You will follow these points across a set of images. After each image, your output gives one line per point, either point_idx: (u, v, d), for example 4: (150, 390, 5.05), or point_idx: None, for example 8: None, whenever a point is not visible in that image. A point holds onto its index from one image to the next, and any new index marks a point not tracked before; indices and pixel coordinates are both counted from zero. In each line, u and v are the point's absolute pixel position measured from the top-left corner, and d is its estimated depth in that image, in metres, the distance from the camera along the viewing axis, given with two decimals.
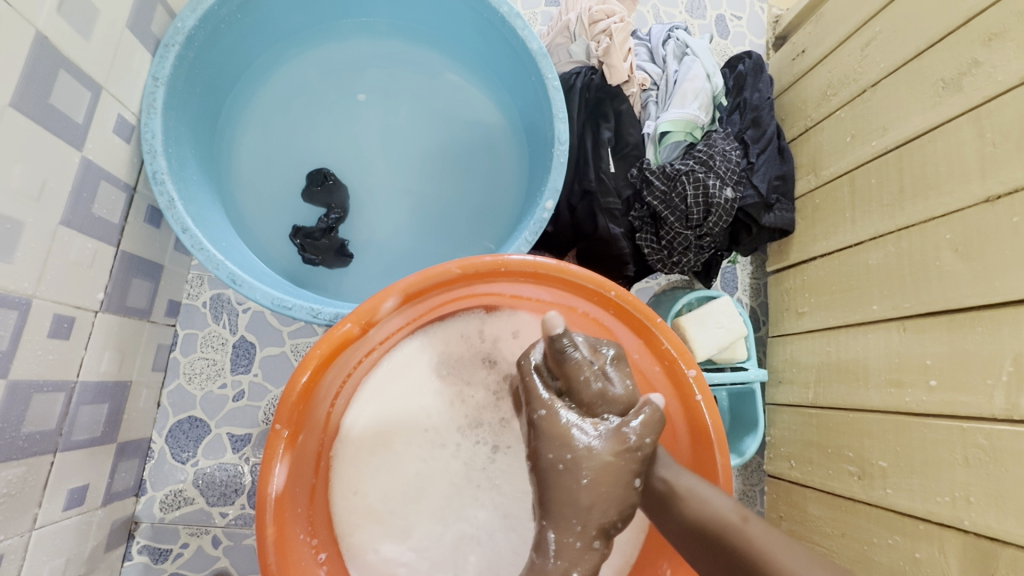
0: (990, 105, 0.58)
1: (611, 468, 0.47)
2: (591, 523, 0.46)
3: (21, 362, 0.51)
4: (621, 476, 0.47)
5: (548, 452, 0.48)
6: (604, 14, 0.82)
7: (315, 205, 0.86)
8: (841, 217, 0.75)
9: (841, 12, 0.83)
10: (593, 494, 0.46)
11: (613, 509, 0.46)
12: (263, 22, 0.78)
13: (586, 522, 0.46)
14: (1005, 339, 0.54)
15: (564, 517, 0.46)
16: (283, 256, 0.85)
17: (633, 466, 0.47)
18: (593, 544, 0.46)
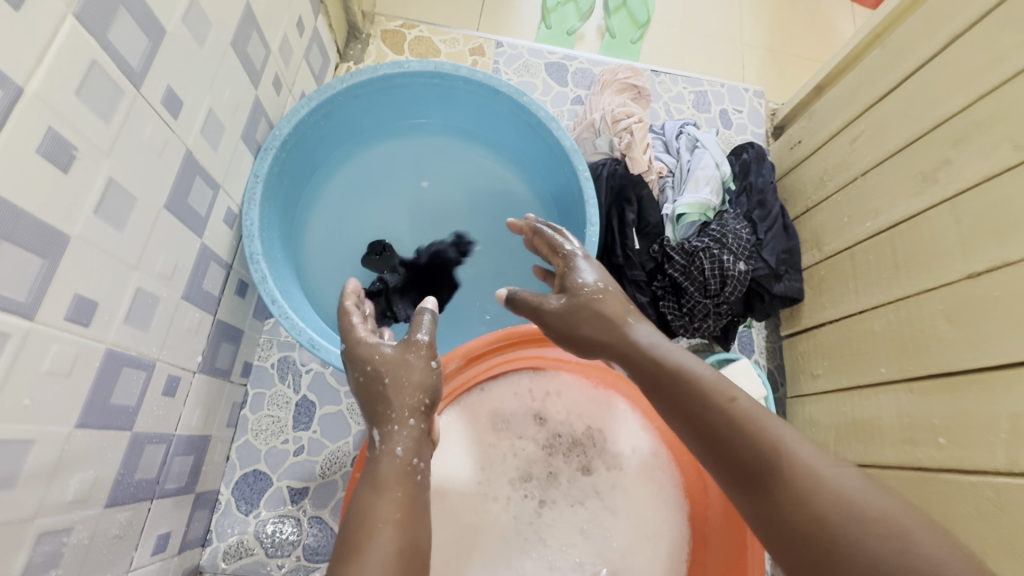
0: (962, 196, 0.66)
1: (408, 362, 0.53)
2: (403, 402, 0.51)
3: (142, 417, 0.60)
4: (412, 367, 0.53)
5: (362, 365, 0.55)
6: (625, 114, 0.98)
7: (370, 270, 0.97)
8: (846, 288, 0.84)
9: (832, 111, 0.97)
10: (397, 387, 0.51)
11: (424, 391, 0.52)
12: (341, 126, 0.93)
13: (396, 405, 0.50)
14: (1001, 399, 0.58)
15: (380, 412, 0.50)
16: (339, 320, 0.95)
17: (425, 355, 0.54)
18: (410, 420, 0.50)
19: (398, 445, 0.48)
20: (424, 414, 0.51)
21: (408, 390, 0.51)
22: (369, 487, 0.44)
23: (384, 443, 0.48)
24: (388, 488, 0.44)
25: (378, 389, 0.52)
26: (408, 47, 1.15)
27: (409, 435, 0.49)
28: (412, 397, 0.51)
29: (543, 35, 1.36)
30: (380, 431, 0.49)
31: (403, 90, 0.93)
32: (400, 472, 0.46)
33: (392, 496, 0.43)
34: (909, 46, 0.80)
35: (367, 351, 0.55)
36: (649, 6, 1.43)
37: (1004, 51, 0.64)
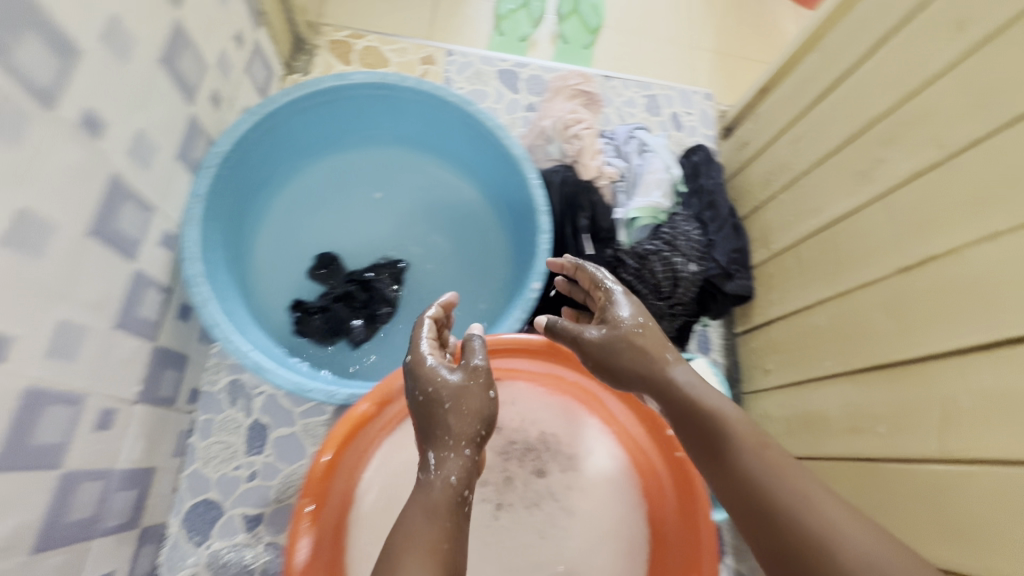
0: (891, 194, 0.69)
1: (469, 388, 0.51)
2: (461, 432, 0.49)
3: (72, 454, 0.57)
4: (475, 394, 0.51)
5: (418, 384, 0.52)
6: (575, 121, 0.99)
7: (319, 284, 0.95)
8: (791, 285, 0.86)
9: (775, 113, 0.99)
10: (459, 414, 0.49)
11: (478, 419, 0.50)
12: (287, 141, 0.91)
13: (456, 434, 0.48)
14: (931, 388, 0.60)
15: (437, 436, 0.49)
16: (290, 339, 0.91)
17: (483, 382, 0.52)
18: (464, 451, 0.48)
19: (453, 473, 0.47)
20: (476, 442, 0.50)
21: (471, 417, 0.49)
22: (422, 513, 0.44)
23: (439, 468, 0.47)
24: (435, 515, 0.44)
25: (435, 411, 0.50)
26: (356, 57, 1.13)
27: (463, 463, 0.48)
28: (470, 426, 0.49)
29: (495, 42, 1.35)
30: (437, 455, 0.48)
31: (350, 102, 0.92)
32: (452, 503, 0.45)
33: (443, 525, 0.44)
34: (839, 50, 0.83)
35: (431, 370, 0.52)
36: (599, 12, 1.44)
37: (922, 54, 0.67)
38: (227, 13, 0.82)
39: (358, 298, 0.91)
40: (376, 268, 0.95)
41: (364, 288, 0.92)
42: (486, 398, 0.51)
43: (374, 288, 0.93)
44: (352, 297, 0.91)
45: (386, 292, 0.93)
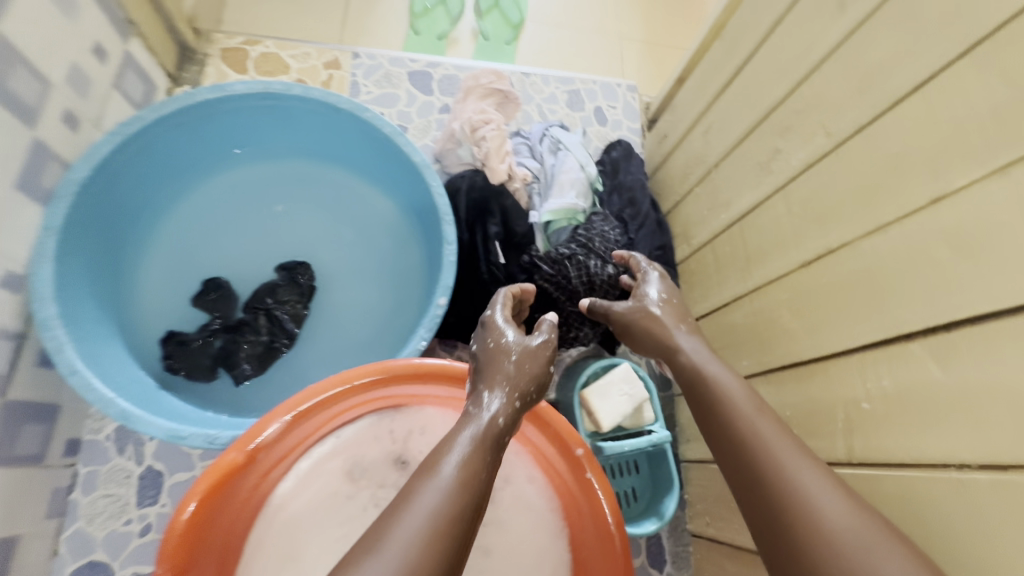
0: (792, 184, 0.66)
1: (534, 351, 0.59)
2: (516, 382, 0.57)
3: None
4: (540, 357, 0.59)
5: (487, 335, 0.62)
6: (483, 122, 0.93)
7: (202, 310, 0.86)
8: (711, 281, 0.83)
9: (689, 103, 0.96)
10: (518, 366, 0.57)
11: (534, 379, 0.58)
12: (164, 160, 0.83)
13: (513, 383, 0.56)
14: (836, 388, 0.57)
15: (495, 377, 0.57)
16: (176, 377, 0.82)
17: (547, 354, 0.61)
18: (513, 405, 0.55)
19: (501, 414, 0.54)
20: (527, 398, 0.57)
21: (528, 375, 0.57)
22: (469, 438, 0.51)
23: (488, 409, 0.54)
24: (479, 443, 0.50)
25: (498, 362, 0.58)
26: (253, 64, 1.06)
27: (512, 411, 0.55)
28: (526, 384, 0.57)
29: (411, 41, 1.29)
30: (493, 394, 0.55)
31: (234, 114, 0.85)
32: (495, 439, 0.52)
33: (484, 454, 0.50)
34: (740, 35, 0.80)
35: (501, 329, 0.62)
36: (520, 6, 1.39)
37: (811, 36, 0.64)
38: (78, 25, 0.74)
39: (258, 333, 0.84)
40: (276, 294, 0.87)
41: (268, 320, 0.85)
42: (546, 367, 0.60)
43: (277, 320, 0.85)
44: (253, 332, 0.84)
45: (285, 317, 0.85)
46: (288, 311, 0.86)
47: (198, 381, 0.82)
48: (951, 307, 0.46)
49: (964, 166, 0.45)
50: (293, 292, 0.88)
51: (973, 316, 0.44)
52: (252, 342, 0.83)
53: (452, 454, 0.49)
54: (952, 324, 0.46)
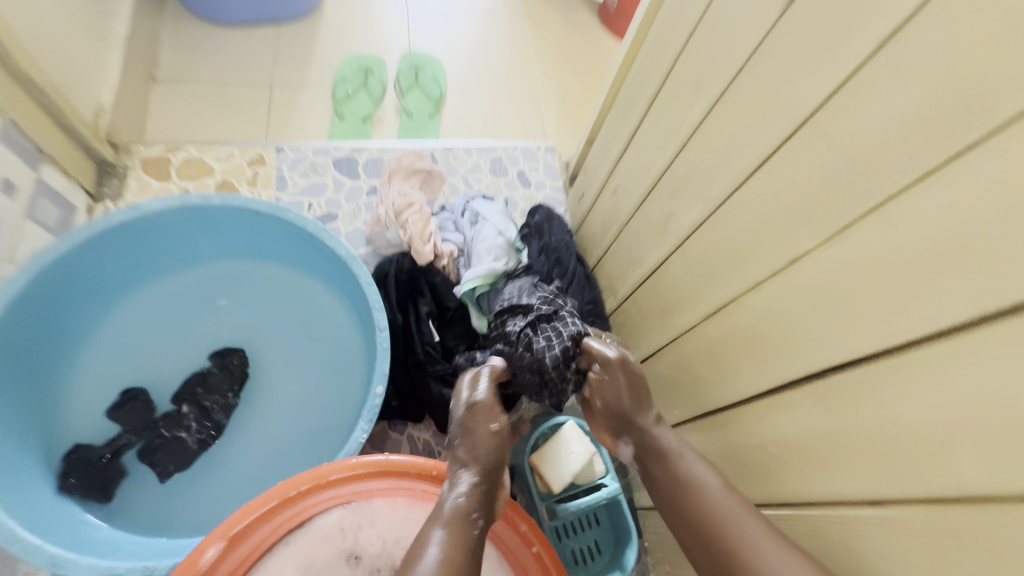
0: (685, 244, 0.72)
1: (483, 423, 0.63)
2: (471, 456, 0.60)
3: None
4: (486, 427, 0.62)
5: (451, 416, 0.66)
6: (406, 204, 0.98)
7: (114, 422, 0.83)
8: (638, 333, 0.88)
9: (597, 165, 1.04)
10: (473, 442, 0.61)
11: (491, 451, 0.61)
12: (80, 282, 0.82)
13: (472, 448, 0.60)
14: (748, 433, 0.62)
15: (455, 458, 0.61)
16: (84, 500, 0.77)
17: (495, 421, 0.64)
18: (472, 480, 0.57)
19: (461, 494, 0.56)
20: (489, 471, 0.59)
21: (478, 451, 0.60)
22: (438, 526, 0.52)
23: (450, 492, 0.56)
24: (453, 529, 0.52)
25: (477, 441, 0.61)
26: (175, 170, 1.08)
27: (473, 489, 0.56)
28: (479, 456, 0.60)
29: (336, 127, 1.33)
30: (475, 479, 0.57)
31: (153, 230, 0.86)
32: (462, 518, 0.53)
33: (462, 541, 0.51)
34: (626, 109, 0.88)
35: (461, 406, 0.66)
36: (440, 81, 1.46)
37: (677, 113, 0.72)
38: None
39: (184, 429, 0.83)
40: (206, 383, 0.87)
41: (196, 413, 0.84)
42: (491, 433, 0.62)
43: (205, 411, 0.85)
44: (181, 429, 0.83)
45: (213, 405, 0.85)
46: (217, 401, 0.85)
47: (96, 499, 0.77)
48: (819, 356, 0.51)
49: (806, 231, 0.51)
50: (223, 380, 0.87)
51: (837, 366, 0.49)
52: (177, 442, 0.82)
53: (433, 546, 0.49)
54: (822, 372, 0.51)
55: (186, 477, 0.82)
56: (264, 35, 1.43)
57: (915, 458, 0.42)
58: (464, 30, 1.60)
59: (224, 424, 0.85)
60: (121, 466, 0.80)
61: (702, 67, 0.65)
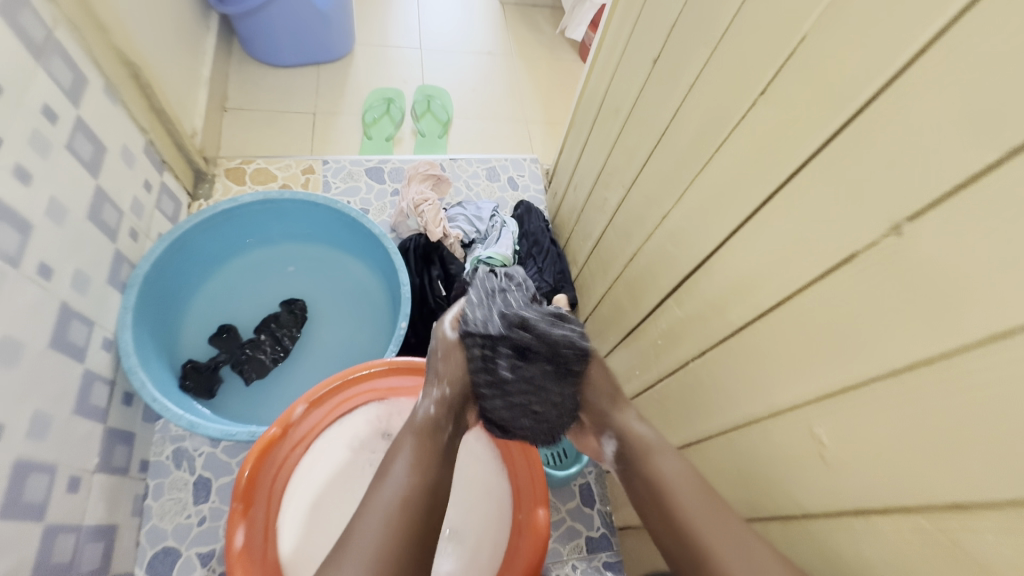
0: (616, 218, 1.04)
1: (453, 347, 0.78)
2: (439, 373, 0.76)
3: (56, 508, 0.80)
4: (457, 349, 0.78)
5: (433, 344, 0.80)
6: (423, 200, 1.31)
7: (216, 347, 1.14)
8: (591, 288, 1.20)
9: (565, 169, 1.37)
10: (441, 364, 0.77)
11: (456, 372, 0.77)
12: (194, 254, 1.15)
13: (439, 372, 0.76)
14: (648, 337, 0.94)
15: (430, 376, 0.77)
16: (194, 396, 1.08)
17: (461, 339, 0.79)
18: (436, 392, 0.75)
19: (428, 402, 0.74)
20: (451, 383, 0.76)
21: (446, 367, 0.76)
22: (408, 435, 0.71)
23: (421, 402, 0.74)
24: (422, 438, 0.70)
25: (451, 363, 0.77)
26: (249, 177, 1.44)
27: (435, 399, 0.74)
28: (444, 375, 0.76)
29: (365, 145, 1.68)
30: (445, 391, 0.75)
31: (243, 217, 1.19)
32: (427, 425, 0.72)
33: (425, 454, 0.69)
34: (580, 127, 1.22)
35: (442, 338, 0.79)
36: (447, 108, 1.82)
37: (609, 129, 1.05)
38: (134, 169, 1.09)
39: (263, 352, 1.14)
40: (278, 321, 1.18)
41: (271, 342, 1.16)
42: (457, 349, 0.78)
43: (278, 341, 1.16)
44: (260, 352, 1.14)
45: (284, 338, 1.17)
46: (287, 334, 1.17)
47: (203, 396, 1.08)
48: (678, 274, 0.83)
49: (671, 199, 0.84)
50: (290, 319, 1.19)
51: (686, 277, 0.81)
52: (259, 361, 1.13)
53: (400, 457, 0.68)
54: (680, 283, 0.83)
55: (265, 390, 1.15)
56: (308, 73, 1.80)
57: (715, 319, 0.74)
58: (467, 67, 1.97)
59: (289, 351, 1.18)
60: (218, 377, 1.11)
61: (620, 97, 0.99)
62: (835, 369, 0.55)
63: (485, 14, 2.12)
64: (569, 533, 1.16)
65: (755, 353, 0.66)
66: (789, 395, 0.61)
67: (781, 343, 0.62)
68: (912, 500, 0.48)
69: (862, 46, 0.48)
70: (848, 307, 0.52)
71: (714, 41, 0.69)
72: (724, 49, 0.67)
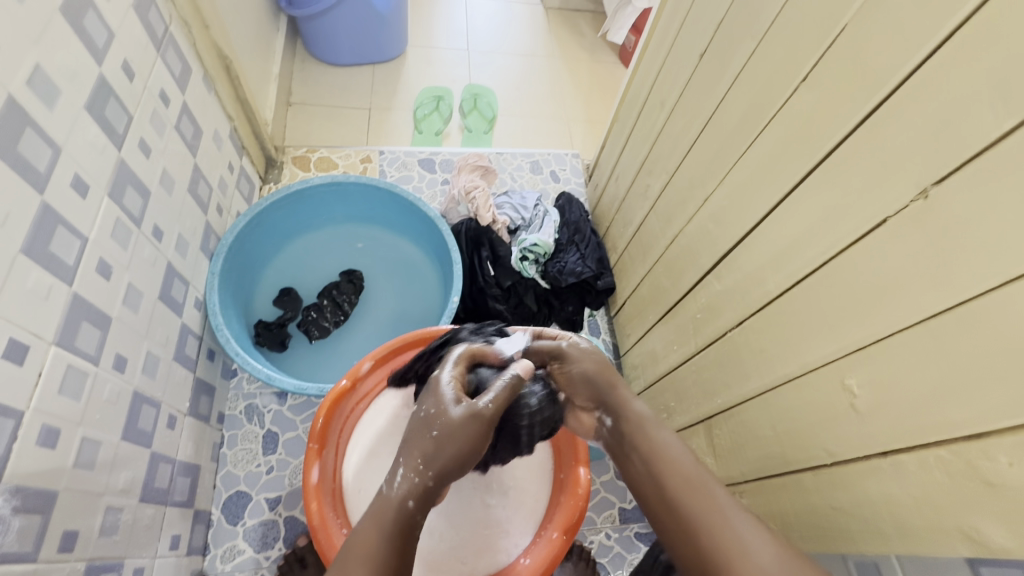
0: (658, 203, 1.12)
1: (459, 426, 0.64)
2: (426, 456, 0.63)
3: (159, 440, 0.92)
4: (460, 434, 0.64)
5: (433, 417, 0.65)
6: (473, 187, 1.40)
7: (281, 307, 1.26)
8: (630, 273, 1.27)
9: (606, 162, 1.45)
10: (439, 442, 0.63)
11: (452, 457, 0.63)
12: (268, 229, 1.26)
13: (427, 463, 0.63)
14: (687, 313, 1.01)
15: (413, 454, 0.64)
16: (264, 349, 1.21)
17: (473, 424, 0.65)
18: (415, 479, 0.62)
19: (408, 493, 0.61)
20: (437, 470, 0.63)
21: (438, 456, 0.63)
22: (379, 531, 0.58)
23: (398, 486, 0.62)
24: (394, 540, 0.58)
25: (456, 439, 0.64)
26: (313, 165, 1.56)
27: (415, 488, 0.62)
28: (434, 464, 0.63)
29: (416, 139, 1.79)
30: (427, 480, 0.62)
31: (310, 198, 1.29)
32: (391, 515, 0.60)
33: (388, 555, 0.57)
34: (623, 122, 1.30)
35: (443, 405, 0.66)
36: (493, 106, 1.92)
37: (653, 121, 1.13)
38: (222, 151, 1.22)
39: (325, 316, 1.26)
40: (338, 289, 1.29)
41: (331, 307, 1.27)
42: (471, 423, 0.65)
43: (338, 306, 1.27)
44: (322, 315, 1.25)
45: (344, 305, 1.28)
46: (347, 301, 1.28)
47: (272, 349, 1.21)
48: (718, 251, 0.90)
49: (712, 183, 0.91)
50: (350, 287, 1.30)
51: (725, 255, 0.88)
52: (321, 322, 1.25)
53: (365, 547, 0.57)
54: (719, 260, 0.90)
55: (327, 351, 1.27)
56: (364, 71, 1.93)
57: (754, 290, 0.81)
58: (511, 68, 2.06)
59: (348, 316, 1.29)
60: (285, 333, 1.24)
61: (665, 91, 1.07)
62: (866, 323, 0.61)
63: (527, 17, 2.21)
64: (603, 503, 1.22)
65: (791, 319, 0.73)
66: (825, 352, 0.67)
67: (817, 306, 0.68)
68: (936, 434, 0.54)
69: (894, 38, 0.55)
70: (881, 264, 0.59)
71: (759, 35, 0.76)
72: (768, 43, 0.75)
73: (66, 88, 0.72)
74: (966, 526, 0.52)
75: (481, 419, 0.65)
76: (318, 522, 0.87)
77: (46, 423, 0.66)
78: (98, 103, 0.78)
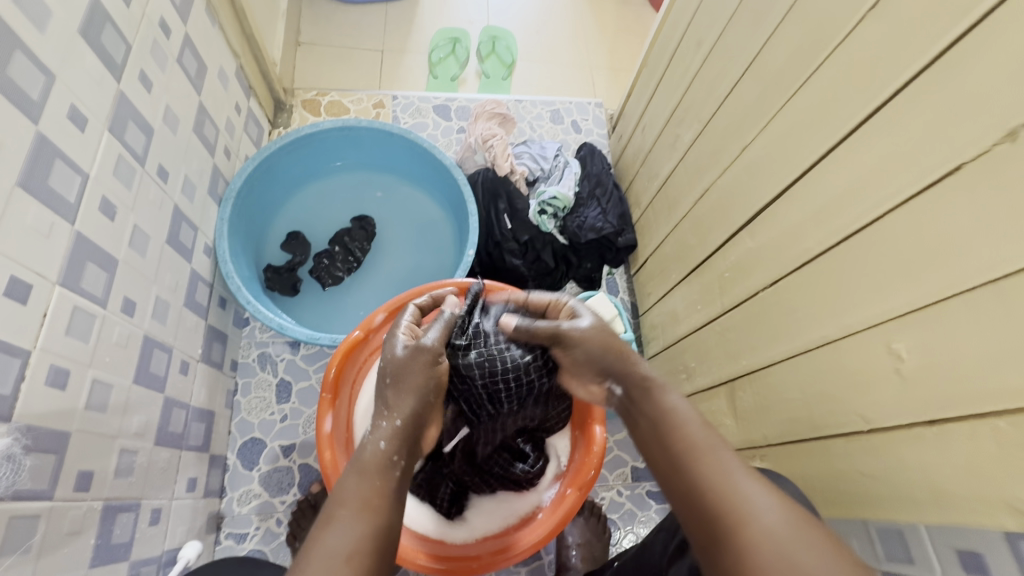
0: (688, 154, 1.04)
1: (409, 363, 0.71)
2: (390, 401, 0.68)
3: (172, 385, 0.91)
4: (415, 370, 0.71)
5: (388, 364, 0.72)
6: (491, 135, 1.34)
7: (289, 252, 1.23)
8: (654, 229, 1.21)
9: (632, 112, 1.37)
10: (398, 383, 0.69)
11: (414, 395, 0.69)
12: (278, 174, 1.21)
13: (392, 407, 0.67)
14: (714, 271, 0.96)
15: (381, 403, 0.68)
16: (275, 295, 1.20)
17: (421, 355, 0.72)
18: (394, 424, 0.66)
19: (381, 438, 0.64)
20: (406, 409, 0.67)
21: (401, 393, 0.68)
22: (361, 475, 0.60)
23: (372, 435, 0.64)
24: (377, 480, 0.60)
25: (410, 375, 0.70)
26: (324, 110, 1.50)
27: (391, 434, 0.65)
28: (399, 401, 0.68)
29: (431, 84, 1.70)
30: (400, 424, 0.66)
31: (321, 143, 1.23)
32: (369, 454, 0.62)
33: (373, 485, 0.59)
34: (654, 67, 1.20)
35: (391, 347, 0.74)
36: (513, 49, 1.81)
37: (688, 64, 1.04)
38: (229, 91, 1.16)
39: (337, 265, 1.22)
40: (350, 236, 1.26)
41: (343, 254, 1.24)
42: (419, 358, 0.72)
43: (350, 253, 1.24)
44: (333, 262, 1.23)
45: (355, 253, 1.25)
46: (359, 249, 1.25)
47: (282, 294, 1.19)
48: (753, 206, 0.84)
49: (750, 132, 0.84)
50: (361, 235, 1.26)
51: (761, 210, 0.82)
52: (333, 269, 1.22)
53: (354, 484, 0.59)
54: (754, 216, 0.84)
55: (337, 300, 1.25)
56: (377, 10, 1.81)
57: (791, 248, 0.75)
58: (532, 8, 1.93)
59: (359, 265, 1.26)
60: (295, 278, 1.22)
61: (703, 30, 0.97)
62: (920, 284, 0.56)
63: None
64: (615, 461, 1.21)
65: (832, 279, 0.68)
66: (869, 314, 0.63)
67: (863, 266, 0.63)
68: (991, 405, 0.50)
69: None
70: (943, 220, 0.54)
71: None
72: None
73: (57, 9, 0.66)
74: (1013, 501, 0.49)
75: (424, 351, 0.73)
76: (331, 472, 0.87)
77: (55, 364, 0.65)
78: (93, 27, 0.72)
